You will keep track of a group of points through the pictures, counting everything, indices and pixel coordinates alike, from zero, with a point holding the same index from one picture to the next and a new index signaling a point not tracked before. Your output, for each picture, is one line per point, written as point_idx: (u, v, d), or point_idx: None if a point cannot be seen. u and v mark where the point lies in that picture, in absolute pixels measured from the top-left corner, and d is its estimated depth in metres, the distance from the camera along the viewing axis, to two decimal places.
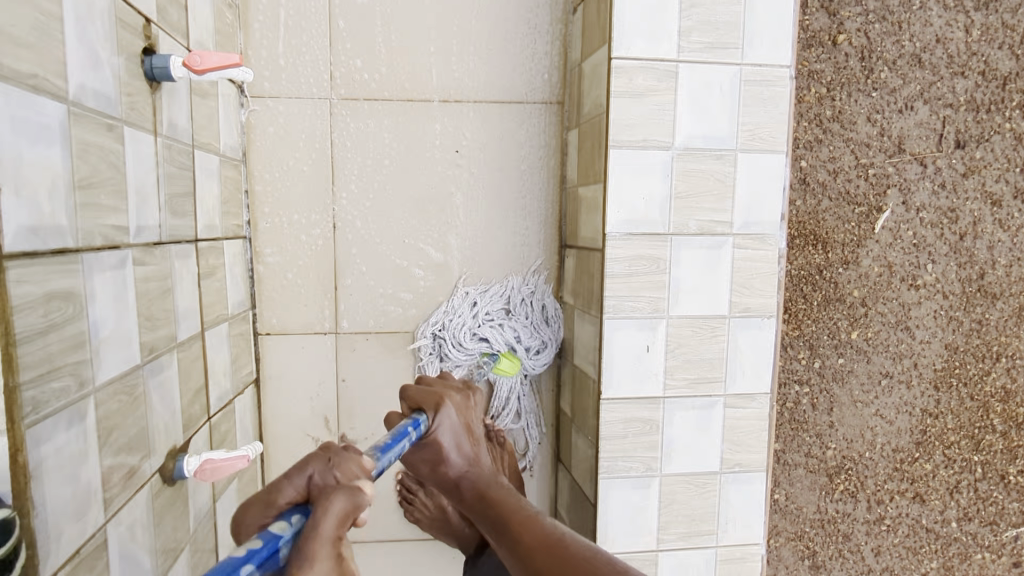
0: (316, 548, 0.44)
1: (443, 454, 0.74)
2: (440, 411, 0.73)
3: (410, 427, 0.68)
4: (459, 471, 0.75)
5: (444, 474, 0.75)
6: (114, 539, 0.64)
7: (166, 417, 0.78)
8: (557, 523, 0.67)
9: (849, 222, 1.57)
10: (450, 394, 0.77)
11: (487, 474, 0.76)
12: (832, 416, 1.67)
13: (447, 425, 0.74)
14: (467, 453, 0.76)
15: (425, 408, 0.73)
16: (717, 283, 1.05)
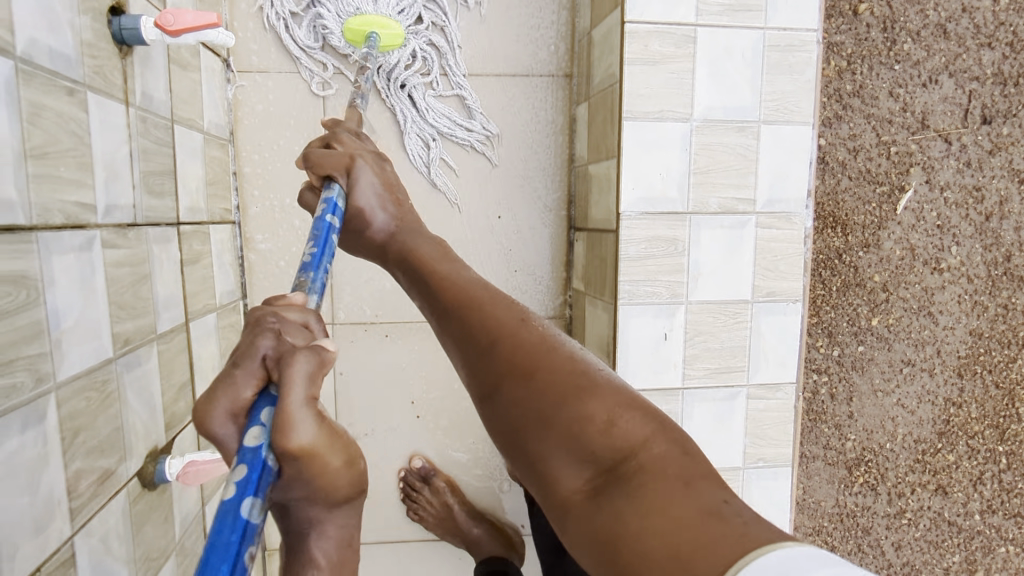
0: (299, 430, 0.37)
1: (366, 217, 0.67)
2: (355, 171, 0.65)
3: (326, 217, 0.59)
4: (387, 234, 0.68)
5: (373, 241, 0.69)
6: (84, 553, 0.58)
7: (146, 415, 0.72)
8: (484, 279, 0.60)
9: (869, 203, 1.50)
10: (363, 152, 0.67)
11: (417, 233, 0.68)
12: (852, 406, 1.61)
13: (370, 187, 0.66)
14: (395, 213, 0.68)
15: (335, 176, 0.64)
16: (739, 266, 0.98)
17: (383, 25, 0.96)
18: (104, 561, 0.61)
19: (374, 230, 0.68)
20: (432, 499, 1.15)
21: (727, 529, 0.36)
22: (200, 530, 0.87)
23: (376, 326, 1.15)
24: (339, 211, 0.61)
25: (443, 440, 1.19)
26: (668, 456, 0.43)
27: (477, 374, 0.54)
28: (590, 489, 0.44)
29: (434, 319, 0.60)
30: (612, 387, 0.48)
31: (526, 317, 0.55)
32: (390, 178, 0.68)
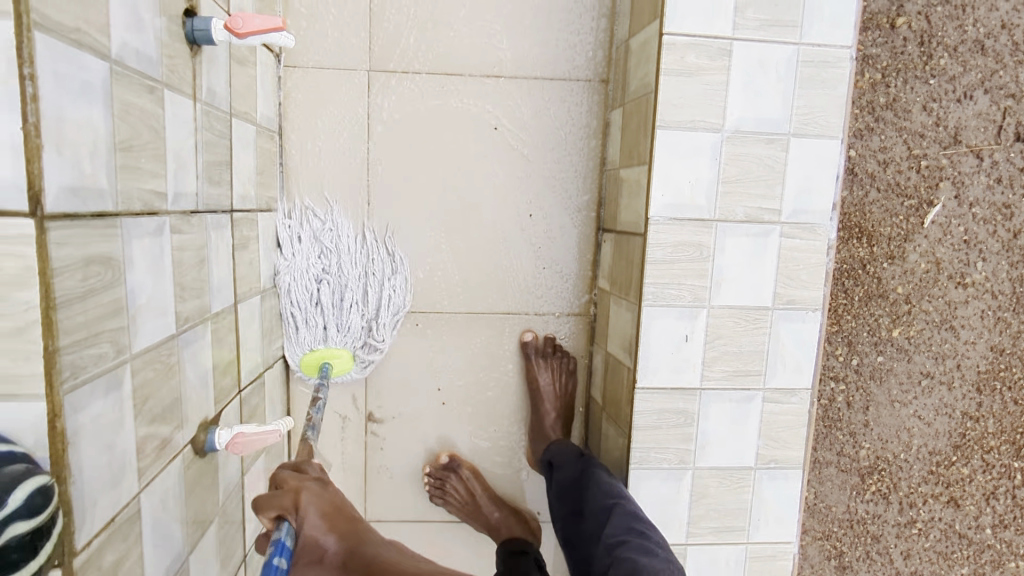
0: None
1: (318, 545, 0.68)
2: (300, 507, 0.70)
3: (273, 559, 0.66)
4: (341, 554, 0.68)
5: (331, 567, 0.67)
6: (147, 510, 0.64)
7: (199, 387, 0.78)
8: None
9: (896, 216, 1.51)
10: (308, 488, 0.73)
11: (372, 540, 0.70)
12: (868, 415, 1.63)
13: (316, 518, 0.70)
14: (346, 532, 0.70)
15: (285, 514, 0.70)
16: (762, 273, 1.01)
17: (334, 356, 1.14)
18: (162, 519, 0.67)
19: (326, 556, 0.68)
20: (458, 487, 1.19)
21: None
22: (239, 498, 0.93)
23: (407, 315, 1.21)
24: (286, 550, 0.67)
25: (465, 426, 1.25)
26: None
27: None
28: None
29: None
30: None
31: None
32: (336, 502, 0.73)
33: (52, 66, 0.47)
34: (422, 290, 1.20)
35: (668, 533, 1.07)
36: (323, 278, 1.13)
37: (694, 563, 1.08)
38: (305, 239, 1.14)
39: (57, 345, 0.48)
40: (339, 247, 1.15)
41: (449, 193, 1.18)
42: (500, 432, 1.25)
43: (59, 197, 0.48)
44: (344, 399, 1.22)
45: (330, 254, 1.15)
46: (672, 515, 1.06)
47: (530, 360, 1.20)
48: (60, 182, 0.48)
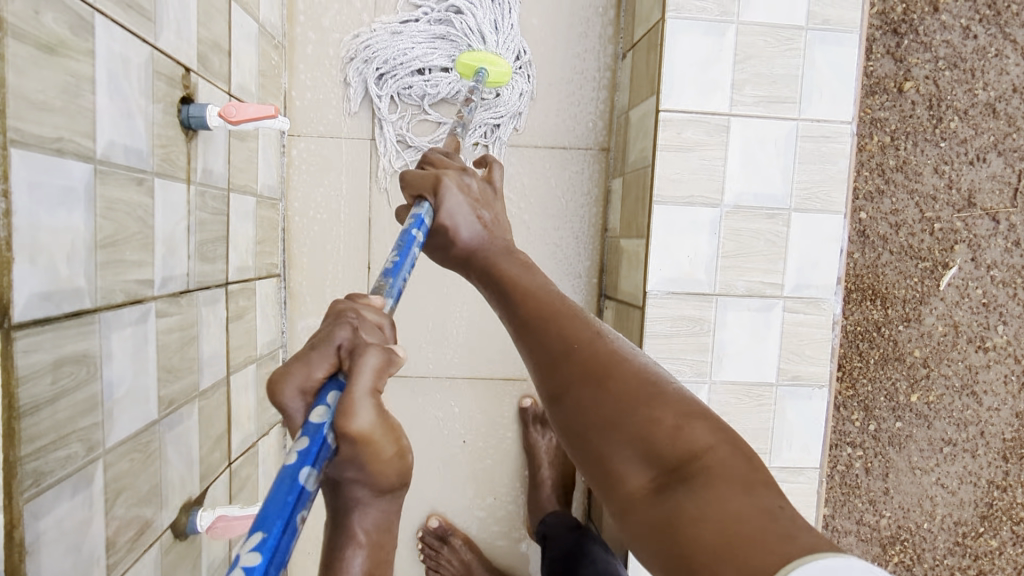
0: (359, 417, 0.38)
1: (455, 236, 0.67)
2: (440, 190, 0.66)
3: (412, 233, 0.62)
4: (471, 248, 0.67)
5: (458, 255, 0.68)
6: None
7: (183, 468, 0.77)
8: (557, 287, 0.59)
9: (911, 278, 1.47)
10: (448, 172, 0.69)
11: (507, 242, 0.69)
12: (888, 482, 1.56)
13: (461, 201, 0.67)
14: (490, 223, 0.69)
15: (424, 194, 0.66)
16: (765, 349, 0.98)
17: (490, 62, 1.05)
18: None
19: (460, 244, 0.67)
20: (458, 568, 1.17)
21: (777, 529, 0.36)
22: None
23: (405, 380, 1.19)
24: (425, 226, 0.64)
25: (465, 495, 1.22)
26: (728, 471, 0.40)
27: (546, 375, 0.52)
28: (654, 491, 0.42)
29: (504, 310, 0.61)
30: (681, 395, 0.46)
31: (598, 328, 0.54)
32: (479, 192, 0.70)
33: (27, 178, 0.48)
34: (421, 354, 1.19)
35: None
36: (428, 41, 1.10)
37: None
38: (391, 31, 1.10)
39: (17, 455, 0.47)
40: (450, 3, 1.10)
41: None
42: (498, 501, 1.23)
43: (30, 305, 0.49)
44: None
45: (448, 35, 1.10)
46: None
47: (528, 426, 1.18)
48: (31, 290, 0.49)
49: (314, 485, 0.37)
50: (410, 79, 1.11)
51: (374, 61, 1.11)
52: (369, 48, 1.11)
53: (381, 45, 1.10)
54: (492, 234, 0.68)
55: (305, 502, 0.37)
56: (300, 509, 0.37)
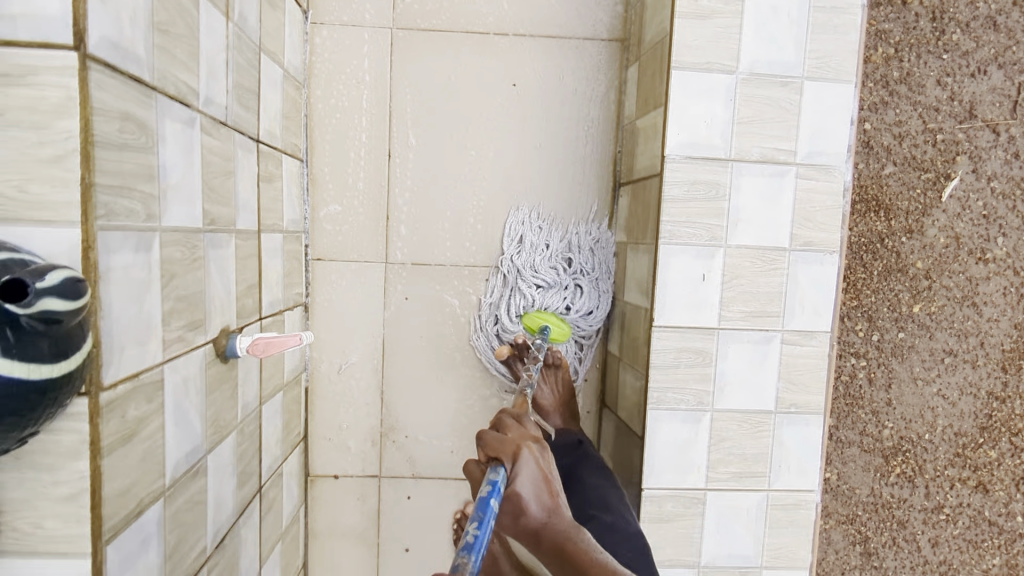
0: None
1: (522, 507, 0.61)
2: (519, 460, 0.64)
3: (489, 501, 0.58)
4: (542, 521, 0.61)
5: (524, 532, 0.61)
6: (170, 388, 0.65)
7: (222, 294, 0.80)
8: None
9: (914, 189, 1.51)
10: (528, 441, 0.66)
11: (575, 532, 0.61)
12: (890, 393, 1.61)
13: (528, 478, 0.62)
14: (551, 506, 0.62)
15: (503, 460, 0.64)
16: (778, 213, 1.00)
17: (556, 322, 1.14)
18: (183, 402, 0.69)
19: (525, 521, 0.61)
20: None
21: None
22: (254, 424, 0.95)
23: (422, 268, 1.22)
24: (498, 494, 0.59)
25: (482, 384, 1.25)
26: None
27: None
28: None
29: (551, 569, 0.59)
30: None
31: None
32: (552, 473, 0.65)
33: None
34: (439, 242, 1.22)
35: (685, 479, 1.04)
36: (565, 258, 1.21)
37: (714, 512, 1.05)
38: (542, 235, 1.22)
39: (93, 180, 0.50)
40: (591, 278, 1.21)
41: (467, 149, 1.20)
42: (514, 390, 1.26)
43: (101, 44, 0.51)
44: (361, 351, 1.24)
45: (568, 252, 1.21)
46: (690, 458, 1.04)
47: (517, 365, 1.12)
48: (102, 31, 0.51)
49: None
50: (529, 281, 1.19)
51: (522, 259, 1.20)
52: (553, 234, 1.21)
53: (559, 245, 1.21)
54: (560, 509, 0.63)
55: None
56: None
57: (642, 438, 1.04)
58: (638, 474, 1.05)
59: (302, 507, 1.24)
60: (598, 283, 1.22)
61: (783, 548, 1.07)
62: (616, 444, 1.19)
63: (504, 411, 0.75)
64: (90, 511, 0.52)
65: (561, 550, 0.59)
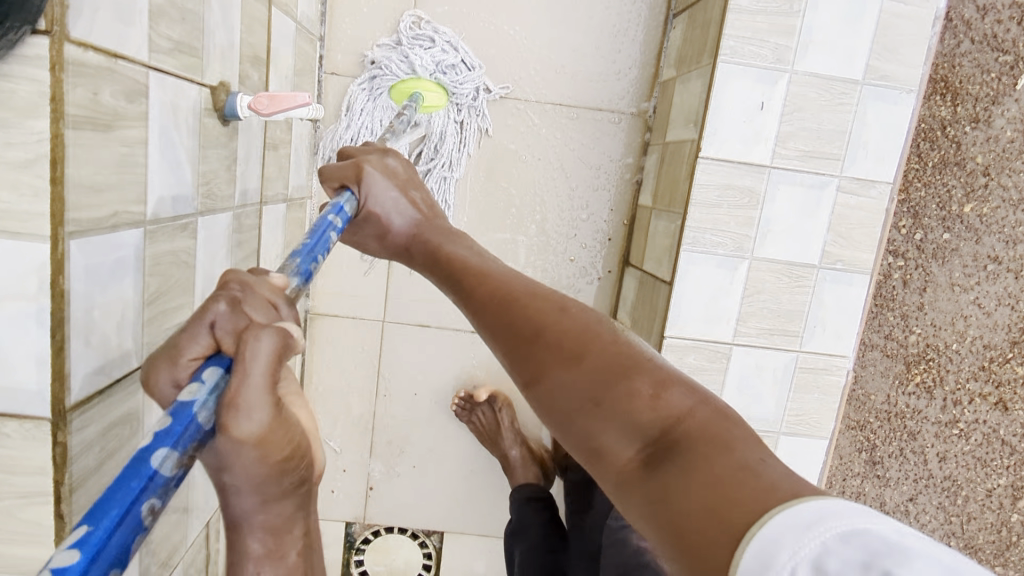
0: (246, 409, 0.34)
1: (384, 223, 0.68)
2: (364, 179, 0.67)
3: (331, 215, 0.62)
4: (407, 234, 0.69)
5: (393, 246, 0.70)
6: (156, 105, 0.56)
7: (224, 43, 0.71)
8: (512, 271, 0.59)
9: (988, 73, 1.37)
10: (370, 160, 0.69)
11: (438, 230, 0.69)
12: (924, 297, 1.49)
13: (382, 194, 0.68)
14: (413, 211, 0.69)
15: (348, 186, 0.67)
16: (857, 38, 0.89)
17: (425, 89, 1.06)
18: (171, 134, 0.60)
19: (390, 233, 0.69)
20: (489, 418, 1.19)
21: (721, 443, 0.39)
22: (252, 221, 0.87)
23: None
24: (345, 214, 0.64)
25: (498, 231, 1.18)
26: (710, 422, 0.42)
27: (519, 368, 0.51)
28: (642, 460, 0.42)
29: (466, 308, 0.58)
30: (686, 396, 0.43)
31: (578, 307, 0.52)
32: (401, 173, 0.71)
33: None
34: None
35: (713, 330, 0.97)
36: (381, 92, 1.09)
37: (738, 368, 0.99)
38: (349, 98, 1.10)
39: None
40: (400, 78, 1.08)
41: None
42: (533, 241, 1.19)
43: None
44: None
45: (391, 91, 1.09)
46: (722, 308, 0.96)
47: None
48: None
49: (171, 472, 0.33)
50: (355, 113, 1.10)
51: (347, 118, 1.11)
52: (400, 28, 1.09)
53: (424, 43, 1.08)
54: (422, 216, 0.70)
55: (156, 490, 0.32)
56: (147, 499, 0.31)
57: (670, 284, 0.96)
58: (661, 321, 0.98)
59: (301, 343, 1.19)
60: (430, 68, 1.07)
61: (804, 415, 1.01)
62: (637, 300, 1.12)
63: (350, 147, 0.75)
64: (49, 185, 0.44)
65: (435, 244, 0.66)
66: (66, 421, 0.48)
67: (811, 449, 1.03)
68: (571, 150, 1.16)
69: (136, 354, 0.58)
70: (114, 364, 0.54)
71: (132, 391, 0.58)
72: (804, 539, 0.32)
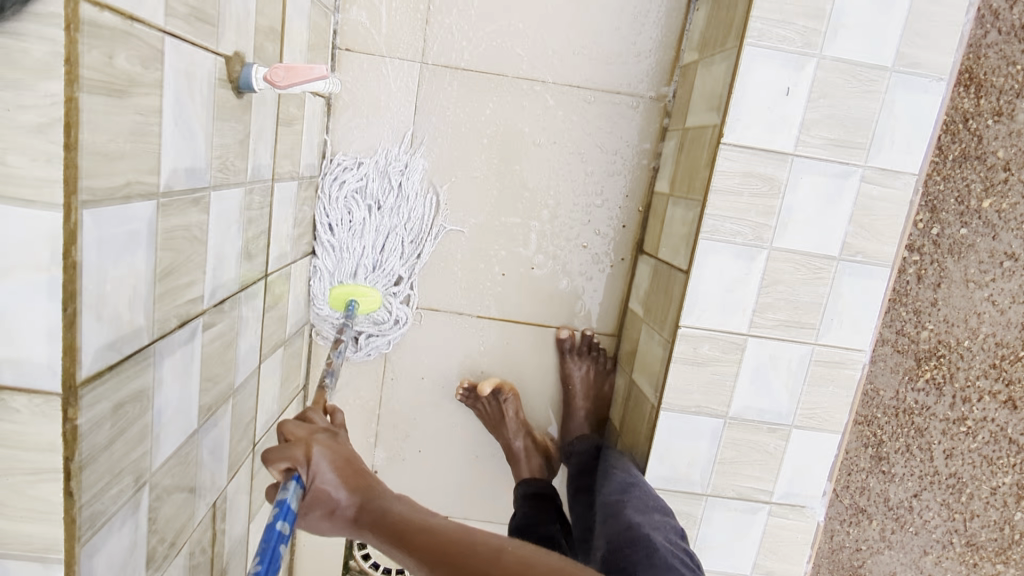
0: None
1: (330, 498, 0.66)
2: (313, 461, 0.65)
3: (278, 524, 0.60)
4: (353, 508, 0.66)
5: (339, 522, 0.66)
6: (171, 73, 0.54)
7: (240, 13, 0.69)
8: (439, 520, 0.64)
9: (1013, 65, 1.34)
10: (318, 440, 0.68)
11: (384, 496, 0.67)
12: (938, 293, 1.48)
13: (330, 474, 0.66)
14: (360, 490, 0.67)
15: (295, 472, 0.64)
16: (889, 23, 0.86)
17: (360, 294, 1.11)
18: (185, 105, 0.58)
19: (337, 511, 0.66)
20: (494, 410, 1.18)
21: None
22: (263, 199, 0.86)
23: (464, 73, 1.11)
24: (291, 514, 0.62)
25: (511, 215, 1.16)
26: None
27: None
28: None
29: (398, 553, 0.62)
30: None
31: (507, 547, 0.60)
32: (349, 455, 0.69)
33: None
34: (482, 46, 1.10)
35: (729, 320, 0.96)
36: (368, 198, 1.13)
37: (752, 360, 0.97)
38: (339, 174, 1.12)
39: None
40: (391, 199, 1.13)
41: None
42: (546, 226, 1.17)
43: None
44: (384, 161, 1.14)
45: (384, 193, 1.13)
46: (739, 298, 0.95)
47: (565, 356, 1.20)
48: None
49: None
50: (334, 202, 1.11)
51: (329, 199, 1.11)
52: (371, 168, 1.13)
53: (377, 180, 1.13)
54: (370, 488, 0.67)
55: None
56: None
57: (687, 272, 0.95)
58: (676, 310, 0.96)
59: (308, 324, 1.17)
60: (394, 235, 1.13)
61: (818, 409, 1.00)
62: (651, 288, 1.10)
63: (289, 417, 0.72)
64: (63, 150, 0.42)
65: (381, 513, 0.65)
66: (77, 397, 0.47)
67: (822, 443, 1.01)
68: (588, 135, 1.14)
69: (148, 331, 0.56)
70: (125, 340, 0.53)
71: (142, 369, 0.56)
72: None
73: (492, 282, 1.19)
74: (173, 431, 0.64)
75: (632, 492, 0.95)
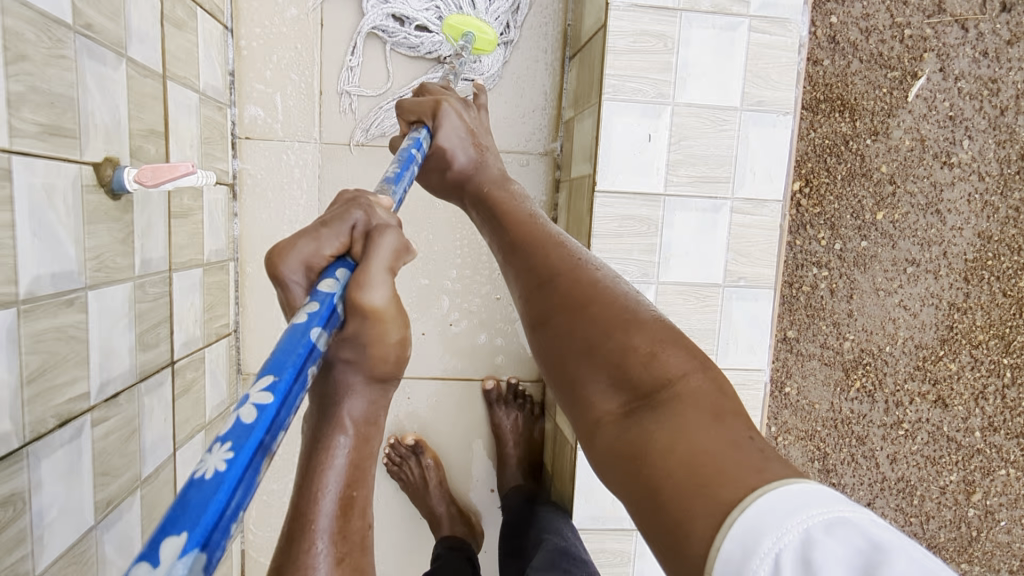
0: (372, 287, 0.43)
1: (449, 153, 0.79)
2: (439, 115, 0.78)
3: (412, 151, 0.70)
4: (467, 167, 0.79)
5: (452, 179, 0.81)
6: (23, 187, 0.58)
7: (109, 122, 0.73)
8: (563, 236, 0.61)
9: (880, 88, 1.44)
10: (448, 101, 0.81)
11: (493, 171, 0.79)
12: (852, 305, 1.51)
13: (451, 126, 0.79)
14: (477, 151, 0.81)
15: (425, 120, 0.78)
16: (729, 69, 0.94)
17: (478, 32, 1.04)
18: (47, 214, 0.62)
19: (454, 168, 0.80)
20: (414, 471, 1.20)
21: (747, 462, 0.38)
22: (161, 289, 0.88)
23: (361, 149, 1.17)
24: (421, 151, 0.73)
25: (423, 275, 1.20)
26: (706, 390, 0.43)
27: (534, 304, 0.55)
28: (623, 412, 0.44)
29: (508, 260, 0.62)
30: (664, 327, 0.47)
31: (606, 275, 0.54)
32: (470, 124, 0.81)
33: None
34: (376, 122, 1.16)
35: None
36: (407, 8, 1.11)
37: None
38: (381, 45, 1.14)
39: None
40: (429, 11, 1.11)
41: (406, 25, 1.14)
42: (457, 284, 1.21)
43: None
44: None
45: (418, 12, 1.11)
46: None
47: (493, 406, 1.23)
48: None
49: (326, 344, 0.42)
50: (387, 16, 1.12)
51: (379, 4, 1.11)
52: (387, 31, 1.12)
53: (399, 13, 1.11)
54: (481, 159, 0.81)
55: (314, 359, 0.40)
56: (310, 365, 0.40)
57: None
58: None
59: (234, 405, 1.18)
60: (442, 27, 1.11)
61: None
62: None
63: (427, 81, 0.88)
64: None
65: (503, 219, 0.68)
66: None
67: None
68: None
69: (17, 435, 0.58)
70: None
71: (13, 472, 0.58)
72: (784, 526, 0.34)
73: (413, 343, 1.22)
74: (62, 529, 0.65)
75: (560, 566, 0.90)
